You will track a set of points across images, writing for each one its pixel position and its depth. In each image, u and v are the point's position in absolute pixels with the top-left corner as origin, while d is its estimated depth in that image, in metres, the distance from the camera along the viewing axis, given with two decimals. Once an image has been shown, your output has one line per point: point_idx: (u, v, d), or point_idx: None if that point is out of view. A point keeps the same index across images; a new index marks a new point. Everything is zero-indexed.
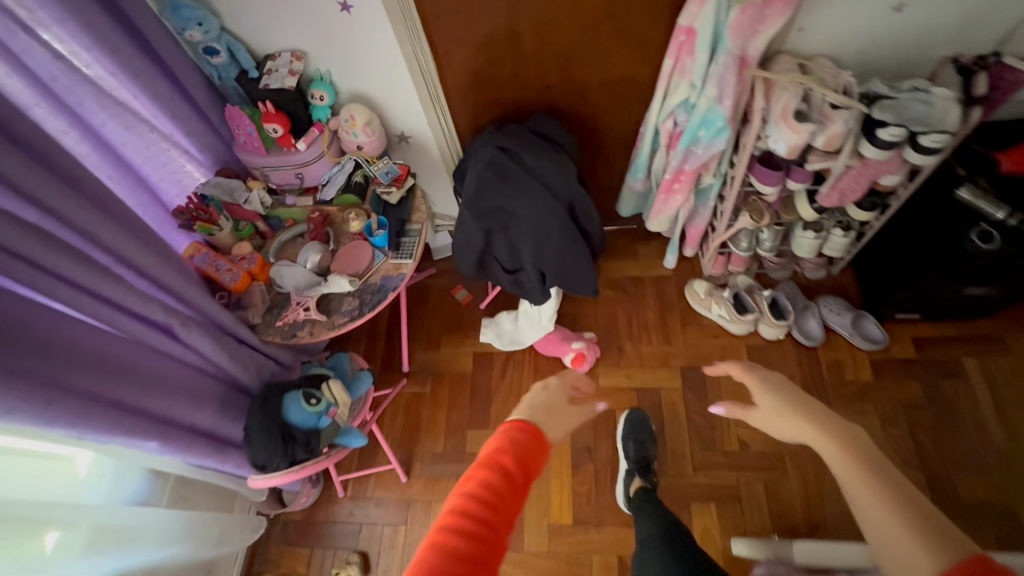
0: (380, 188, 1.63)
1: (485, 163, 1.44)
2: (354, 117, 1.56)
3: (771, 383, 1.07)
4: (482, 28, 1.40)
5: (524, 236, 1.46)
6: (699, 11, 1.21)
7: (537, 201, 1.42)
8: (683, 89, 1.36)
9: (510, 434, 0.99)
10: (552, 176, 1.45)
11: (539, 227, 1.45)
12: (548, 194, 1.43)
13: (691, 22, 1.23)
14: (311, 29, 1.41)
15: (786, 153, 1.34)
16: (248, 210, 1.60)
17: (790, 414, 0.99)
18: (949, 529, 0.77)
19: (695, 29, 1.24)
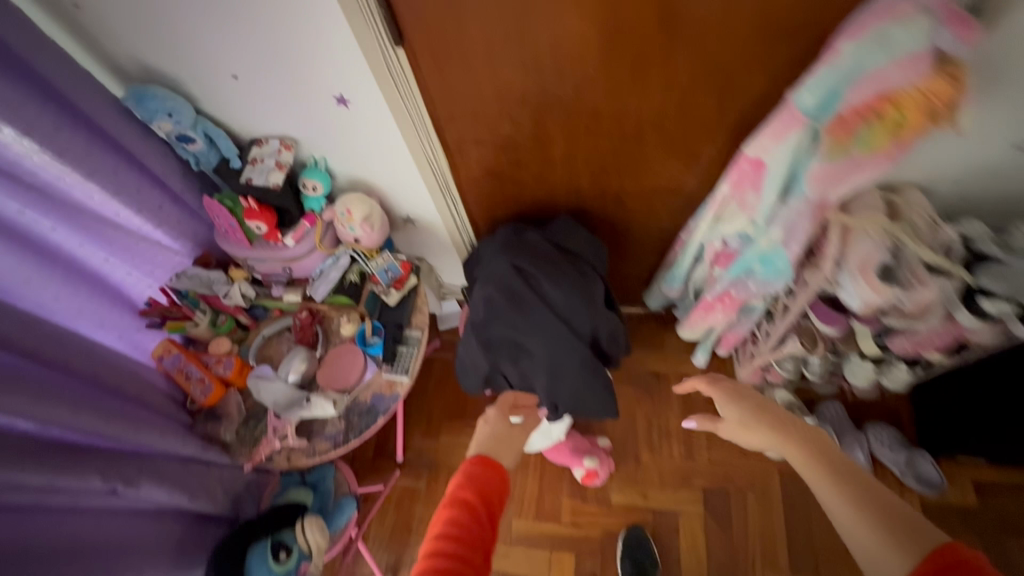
0: (377, 288, 1.44)
1: (497, 286, 1.23)
2: (351, 211, 1.36)
3: (732, 396, 1.17)
4: (503, 129, 1.18)
5: (537, 371, 1.25)
6: (772, 145, 0.96)
7: (554, 338, 1.21)
8: (740, 221, 1.13)
9: (467, 470, 1.03)
10: (575, 312, 1.24)
11: (555, 364, 1.24)
12: (566, 328, 1.23)
13: (760, 155, 0.99)
14: (303, 119, 1.20)
15: (860, 309, 1.11)
16: (228, 303, 1.43)
17: (753, 425, 1.08)
18: (915, 520, 0.82)
19: (763, 162, 1.00)
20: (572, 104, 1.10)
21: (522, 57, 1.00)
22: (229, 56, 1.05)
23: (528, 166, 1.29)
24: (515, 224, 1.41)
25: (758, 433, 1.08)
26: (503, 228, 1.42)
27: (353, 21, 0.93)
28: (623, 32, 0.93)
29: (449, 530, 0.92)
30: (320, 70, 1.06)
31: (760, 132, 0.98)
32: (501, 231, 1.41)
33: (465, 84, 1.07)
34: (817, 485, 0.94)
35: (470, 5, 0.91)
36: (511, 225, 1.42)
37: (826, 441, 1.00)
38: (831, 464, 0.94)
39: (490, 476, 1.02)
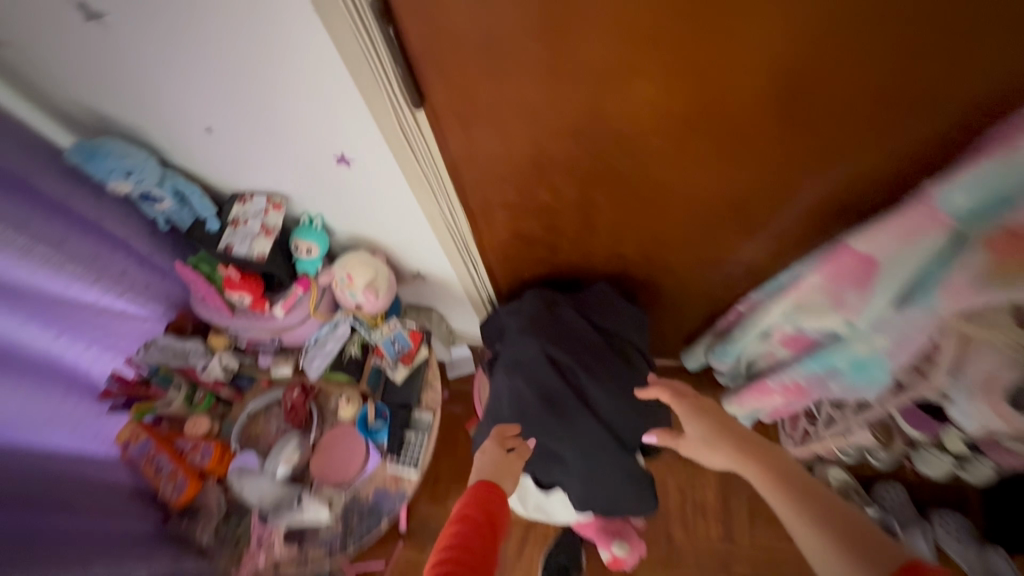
0: (382, 362, 1.24)
1: (528, 380, 1.05)
2: (352, 276, 1.15)
3: (699, 408, 1.00)
4: (540, 195, 0.96)
5: (571, 477, 1.08)
6: (891, 244, 0.78)
7: (594, 447, 1.04)
8: (830, 319, 0.93)
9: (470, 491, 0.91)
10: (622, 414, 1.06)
11: (591, 474, 1.07)
12: (607, 436, 1.05)
13: (871, 252, 0.81)
14: (296, 176, 0.98)
15: (976, 430, 0.92)
16: (207, 378, 1.22)
17: (718, 444, 0.93)
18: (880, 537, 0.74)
19: (874, 260, 0.82)
20: (629, 175, 0.89)
21: (575, 123, 0.78)
22: (207, 106, 0.84)
23: (567, 232, 1.08)
24: (541, 292, 1.21)
25: (719, 452, 0.94)
26: (526, 295, 1.22)
27: (361, 79, 0.71)
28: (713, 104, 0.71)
29: (446, 544, 0.81)
30: (318, 126, 0.84)
31: (875, 225, 0.80)
32: (526, 299, 1.20)
33: (499, 149, 0.85)
34: (782, 510, 0.82)
35: (516, 64, 0.69)
36: (537, 292, 1.21)
37: (790, 461, 0.88)
38: (801, 487, 0.82)
39: (491, 487, 0.90)
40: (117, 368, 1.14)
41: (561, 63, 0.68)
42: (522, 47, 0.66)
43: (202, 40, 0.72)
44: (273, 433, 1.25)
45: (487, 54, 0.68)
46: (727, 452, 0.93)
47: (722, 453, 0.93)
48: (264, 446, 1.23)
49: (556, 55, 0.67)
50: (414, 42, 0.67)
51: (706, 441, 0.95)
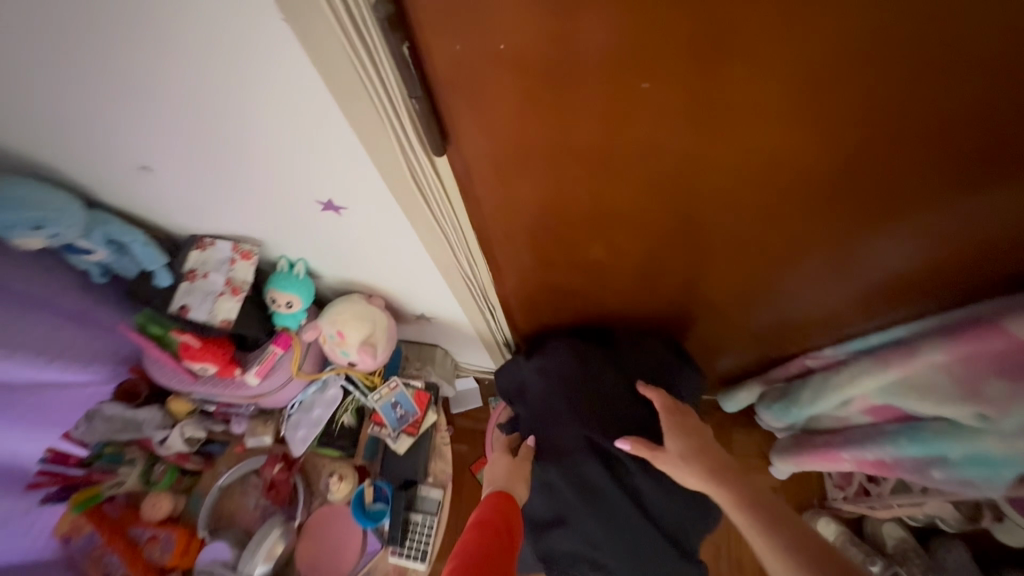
0: (381, 432, 1.02)
1: (568, 477, 0.85)
2: (342, 333, 0.93)
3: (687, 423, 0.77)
4: (588, 250, 0.74)
5: None
6: None
7: (648, 554, 0.82)
8: (956, 409, 0.75)
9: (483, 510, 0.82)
10: (680, 511, 0.85)
11: None
12: (661, 539, 0.83)
13: None
14: (269, 219, 0.75)
15: None
16: (168, 453, 1.00)
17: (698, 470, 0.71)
18: None
19: None
20: (713, 234, 0.67)
21: (658, 176, 0.56)
22: (143, 136, 0.61)
23: (615, 286, 0.86)
24: (572, 342, 0.97)
25: (692, 474, 0.72)
26: (553, 346, 0.98)
27: (361, 120, 0.48)
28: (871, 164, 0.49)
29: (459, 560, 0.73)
30: (295, 165, 0.61)
31: None
32: (554, 353, 0.97)
33: (544, 202, 0.63)
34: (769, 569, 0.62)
35: (592, 103, 0.46)
36: (566, 342, 0.98)
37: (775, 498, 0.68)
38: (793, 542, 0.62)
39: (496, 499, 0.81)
40: (44, 460, 0.89)
41: (663, 105, 0.45)
42: (607, 83, 0.44)
43: (120, 54, 0.48)
44: (250, 511, 1.05)
45: (552, 88, 0.45)
46: (699, 477, 0.71)
47: (696, 477, 0.72)
48: (239, 528, 1.03)
49: (657, 95, 0.44)
50: (442, 73, 0.44)
51: (681, 461, 0.73)
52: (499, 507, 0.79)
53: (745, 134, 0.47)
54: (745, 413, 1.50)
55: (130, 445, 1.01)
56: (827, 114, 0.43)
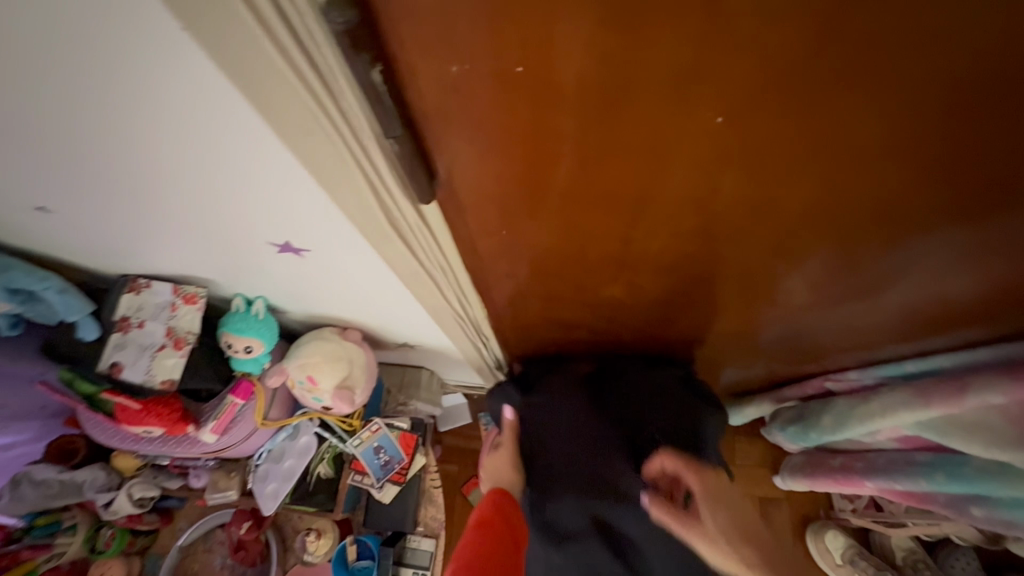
0: (363, 482, 0.90)
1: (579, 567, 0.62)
2: (313, 378, 0.80)
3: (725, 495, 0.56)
4: (601, 288, 0.63)
5: None
6: None
7: None
8: (1011, 454, 0.67)
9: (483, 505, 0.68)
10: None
11: None
12: None
13: None
14: (215, 256, 0.62)
15: None
16: (116, 518, 0.86)
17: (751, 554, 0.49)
18: None
19: None
20: (753, 273, 0.57)
21: (700, 221, 0.45)
22: (35, 173, 0.47)
23: (628, 319, 0.75)
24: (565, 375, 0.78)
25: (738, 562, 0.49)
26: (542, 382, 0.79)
27: (319, 167, 0.36)
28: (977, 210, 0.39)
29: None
30: (242, 206, 0.48)
31: None
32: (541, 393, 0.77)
33: (553, 243, 0.51)
34: None
35: (632, 140, 0.35)
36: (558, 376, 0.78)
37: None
38: None
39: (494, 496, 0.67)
40: None
41: (726, 145, 0.34)
42: (656, 117, 0.32)
43: None
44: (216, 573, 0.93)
45: (578, 121, 0.33)
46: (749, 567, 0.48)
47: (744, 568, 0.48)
48: None
49: (721, 133, 0.33)
50: (429, 102, 0.32)
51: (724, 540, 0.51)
52: (498, 505, 0.66)
53: (826, 178, 0.37)
54: (750, 424, 1.44)
55: (67, 510, 0.87)
56: (941, 159, 0.33)
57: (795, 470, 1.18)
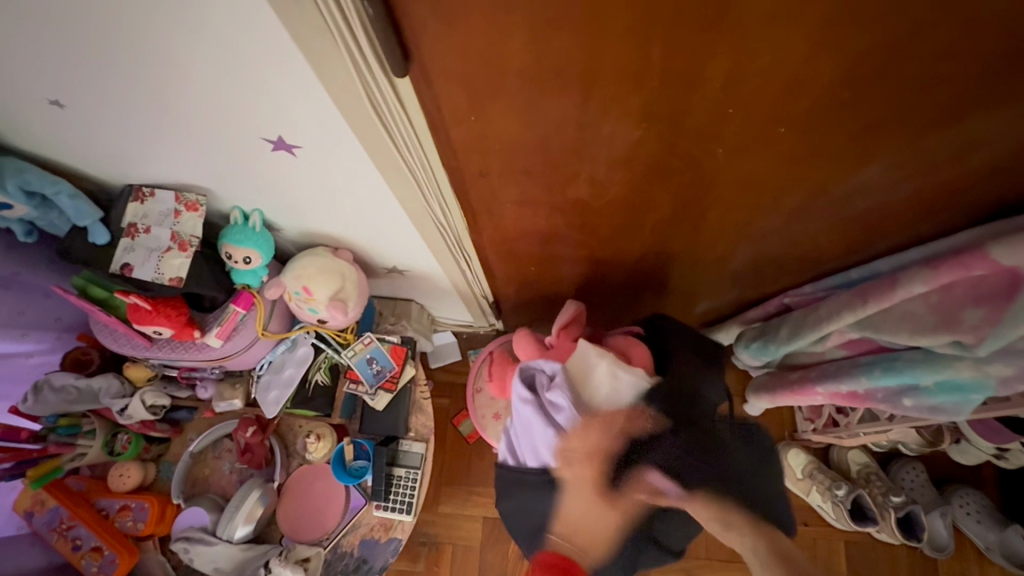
0: (357, 389, 0.98)
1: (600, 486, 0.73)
2: (308, 289, 0.87)
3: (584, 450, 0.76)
4: (569, 187, 0.69)
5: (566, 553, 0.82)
6: None
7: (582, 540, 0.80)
8: (934, 338, 0.74)
9: None
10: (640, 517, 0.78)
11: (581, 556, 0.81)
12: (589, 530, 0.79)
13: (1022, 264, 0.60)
14: (214, 163, 0.68)
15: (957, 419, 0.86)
16: (131, 423, 0.94)
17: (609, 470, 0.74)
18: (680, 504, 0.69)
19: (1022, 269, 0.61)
20: (699, 168, 0.63)
21: (643, 100, 0.51)
22: (54, 68, 0.53)
23: (596, 231, 0.82)
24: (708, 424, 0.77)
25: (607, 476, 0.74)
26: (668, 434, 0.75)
27: (293, 20, 0.42)
28: (868, 72, 0.45)
29: None
30: (236, 95, 0.53)
31: None
32: (667, 461, 0.73)
33: (521, 133, 0.57)
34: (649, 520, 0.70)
35: (572, 14, 0.41)
36: (679, 428, 0.75)
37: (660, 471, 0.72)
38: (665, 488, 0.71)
39: None
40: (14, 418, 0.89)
41: (642, 8, 0.40)
42: None
43: None
44: (226, 476, 1.01)
45: None
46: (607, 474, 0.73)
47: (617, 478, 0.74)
48: (216, 493, 1.00)
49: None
50: None
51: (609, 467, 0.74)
52: None
53: (735, 41, 0.43)
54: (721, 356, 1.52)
55: (87, 417, 0.96)
56: (824, 15, 0.40)
57: (759, 390, 1.23)
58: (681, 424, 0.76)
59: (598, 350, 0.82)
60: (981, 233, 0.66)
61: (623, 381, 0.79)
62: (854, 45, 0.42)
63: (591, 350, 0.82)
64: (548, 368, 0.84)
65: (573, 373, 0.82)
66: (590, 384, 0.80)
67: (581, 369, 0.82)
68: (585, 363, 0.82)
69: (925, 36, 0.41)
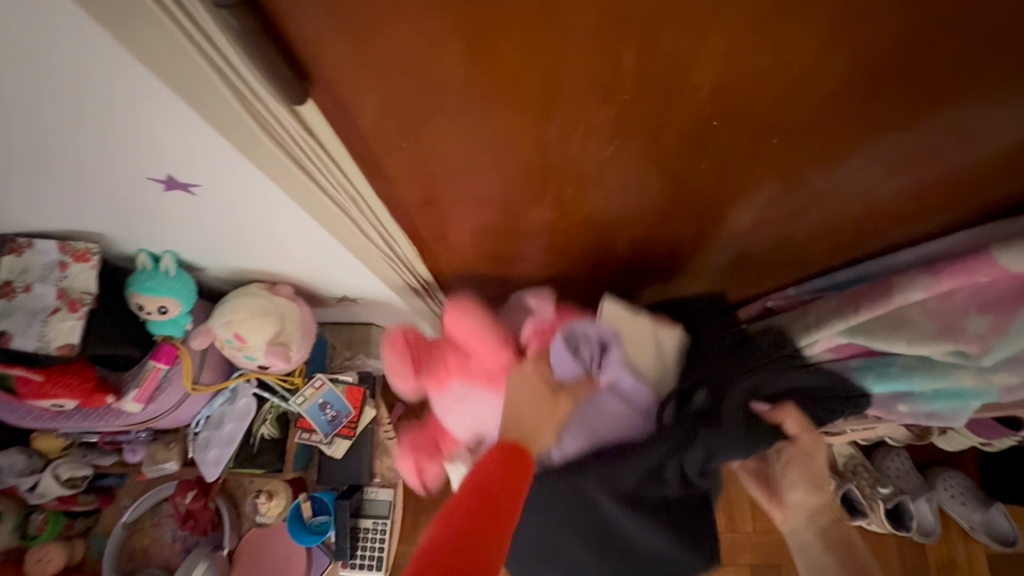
0: (311, 439, 0.87)
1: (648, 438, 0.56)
2: (241, 336, 0.75)
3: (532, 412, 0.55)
4: (531, 208, 0.59)
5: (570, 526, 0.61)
6: None
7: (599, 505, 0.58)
8: (941, 345, 0.61)
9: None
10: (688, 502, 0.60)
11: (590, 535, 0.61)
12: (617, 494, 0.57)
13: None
14: (99, 206, 0.56)
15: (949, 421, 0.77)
16: (45, 500, 0.82)
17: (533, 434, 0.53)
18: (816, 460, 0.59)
19: None
20: (679, 180, 0.54)
21: (610, 114, 0.42)
22: None
23: (565, 251, 0.73)
24: (782, 369, 0.71)
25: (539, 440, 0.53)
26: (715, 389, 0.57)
27: (138, 33, 0.31)
28: (865, 82, 0.38)
29: None
30: (100, 129, 0.42)
31: None
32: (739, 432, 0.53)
33: (465, 157, 0.47)
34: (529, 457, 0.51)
35: (513, 28, 0.32)
36: (748, 385, 0.57)
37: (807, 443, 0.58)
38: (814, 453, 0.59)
39: None
40: None
41: (595, 16, 0.32)
42: None
43: None
44: (168, 545, 0.90)
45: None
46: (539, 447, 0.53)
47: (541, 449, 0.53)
48: (157, 566, 0.88)
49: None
50: None
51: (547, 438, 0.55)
52: None
53: (710, 48, 0.34)
54: None
55: None
56: (815, 18, 0.32)
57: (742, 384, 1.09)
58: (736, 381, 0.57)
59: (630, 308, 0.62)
60: (984, 233, 0.54)
61: (665, 345, 0.61)
62: (848, 54, 0.35)
63: (623, 307, 0.61)
64: (586, 333, 0.60)
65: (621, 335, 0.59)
66: (629, 348, 0.60)
67: (618, 330, 0.60)
68: (618, 320, 0.61)
69: (935, 40, 0.34)
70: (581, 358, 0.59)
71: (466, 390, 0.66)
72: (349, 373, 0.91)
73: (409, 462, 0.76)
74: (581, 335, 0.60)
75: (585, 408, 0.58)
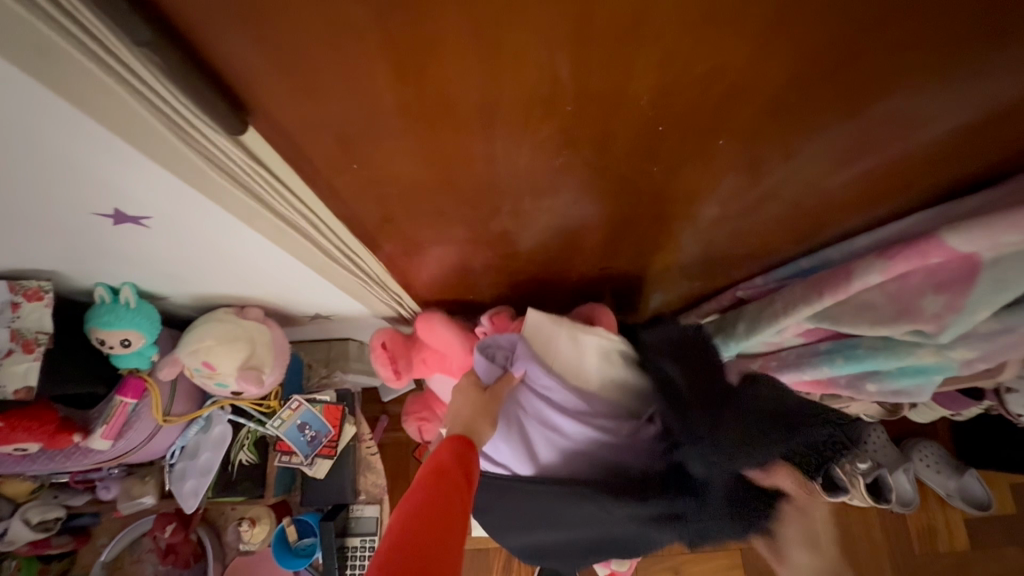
0: (291, 461, 0.85)
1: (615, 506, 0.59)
2: (210, 364, 0.74)
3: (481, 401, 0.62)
4: (493, 219, 0.59)
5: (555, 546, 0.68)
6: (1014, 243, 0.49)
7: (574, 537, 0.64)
8: (894, 327, 0.63)
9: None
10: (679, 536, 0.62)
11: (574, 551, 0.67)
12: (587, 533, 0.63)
13: (980, 252, 0.51)
14: (45, 245, 0.54)
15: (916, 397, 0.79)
16: (18, 546, 0.80)
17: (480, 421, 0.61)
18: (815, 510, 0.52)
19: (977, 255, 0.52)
20: (635, 184, 0.54)
21: (556, 126, 0.42)
22: None
23: (532, 257, 0.74)
24: (771, 441, 0.52)
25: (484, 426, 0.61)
26: (702, 459, 0.53)
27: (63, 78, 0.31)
28: (796, 83, 0.39)
29: None
30: (33, 171, 0.41)
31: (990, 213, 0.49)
32: (722, 511, 0.52)
33: (418, 175, 0.47)
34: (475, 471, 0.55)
35: (446, 50, 0.32)
36: (719, 456, 0.52)
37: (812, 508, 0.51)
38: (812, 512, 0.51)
39: None
40: None
41: (526, 35, 0.32)
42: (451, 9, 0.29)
43: None
44: None
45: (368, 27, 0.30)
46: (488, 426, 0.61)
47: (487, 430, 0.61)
48: None
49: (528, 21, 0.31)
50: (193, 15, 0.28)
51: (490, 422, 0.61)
52: None
53: (644, 60, 0.35)
54: None
55: None
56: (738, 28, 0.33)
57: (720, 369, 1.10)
58: (721, 459, 0.52)
59: (550, 314, 0.66)
60: (930, 216, 0.56)
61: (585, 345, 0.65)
62: (778, 58, 0.36)
63: (542, 319, 0.65)
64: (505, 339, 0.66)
65: (532, 339, 0.65)
66: (553, 356, 0.65)
67: (539, 340, 0.65)
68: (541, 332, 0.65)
69: (856, 41, 0.35)
70: (498, 367, 0.65)
71: (450, 377, 0.80)
72: (327, 391, 0.90)
73: (415, 430, 0.90)
74: (500, 341, 0.66)
75: (527, 417, 0.66)
